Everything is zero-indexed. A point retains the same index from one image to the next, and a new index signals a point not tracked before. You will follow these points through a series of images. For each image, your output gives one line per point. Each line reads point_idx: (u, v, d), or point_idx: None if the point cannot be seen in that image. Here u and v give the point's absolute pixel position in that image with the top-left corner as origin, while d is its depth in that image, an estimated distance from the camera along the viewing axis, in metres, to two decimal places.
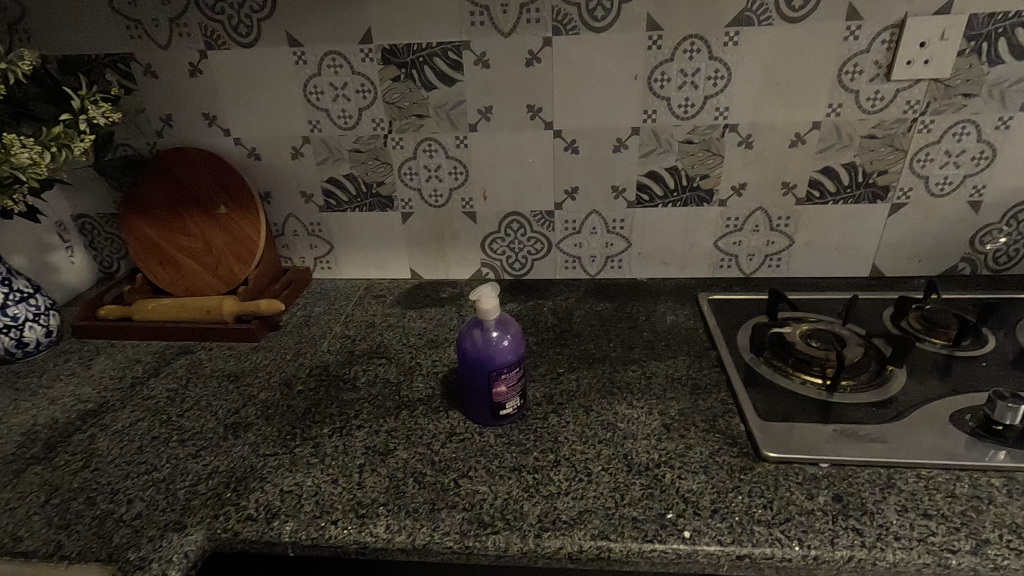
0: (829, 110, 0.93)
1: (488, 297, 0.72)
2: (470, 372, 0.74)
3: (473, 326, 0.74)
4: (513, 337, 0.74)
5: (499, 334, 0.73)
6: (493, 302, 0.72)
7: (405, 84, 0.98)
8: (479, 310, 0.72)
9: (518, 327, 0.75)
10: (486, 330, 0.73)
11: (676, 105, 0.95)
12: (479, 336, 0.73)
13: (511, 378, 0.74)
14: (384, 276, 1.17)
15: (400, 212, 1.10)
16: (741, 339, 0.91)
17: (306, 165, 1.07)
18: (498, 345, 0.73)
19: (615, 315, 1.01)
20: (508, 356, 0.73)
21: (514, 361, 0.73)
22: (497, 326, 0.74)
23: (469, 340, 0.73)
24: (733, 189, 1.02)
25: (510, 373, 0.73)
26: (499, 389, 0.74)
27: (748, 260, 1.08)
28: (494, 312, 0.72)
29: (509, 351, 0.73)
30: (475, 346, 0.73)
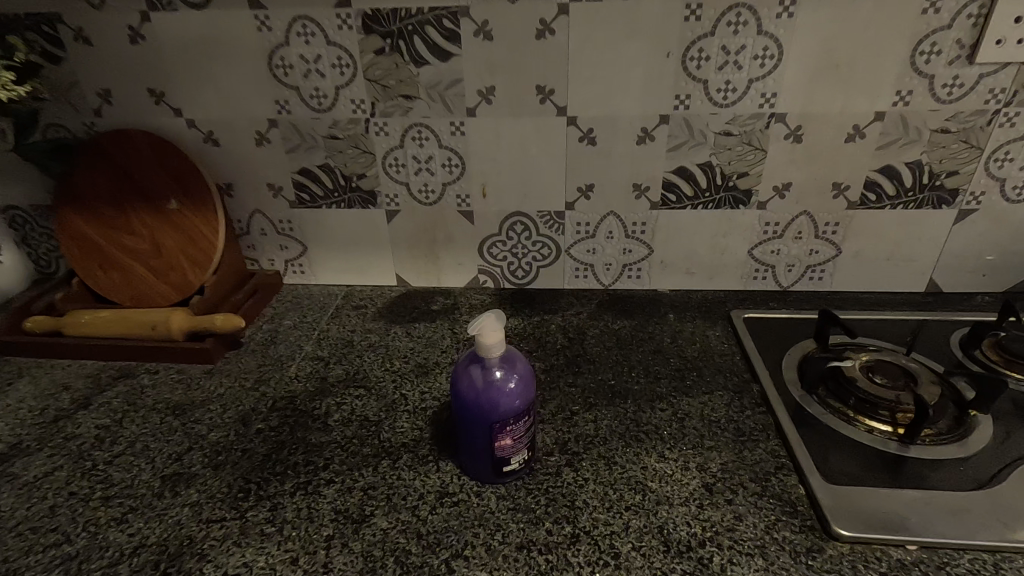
0: (897, 98, 0.78)
1: (490, 326, 0.57)
2: (467, 421, 0.59)
3: (471, 364, 0.60)
4: (522, 377, 0.60)
5: (503, 374, 0.59)
6: (496, 332, 0.57)
7: (390, 58, 0.82)
8: (479, 343, 0.57)
9: (527, 365, 0.61)
10: (487, 369, 0.59)
11: (714, 89, 0.80)
12: (479, 377, 0.59)
13: (520, 429, 0.59)
14: (366, 282, 1.02)
15: (385, 210, 0.94)
16: (786, 370, 0.77)
17: (274, 154, 0.90)
18: (502, 389, 0.58)
19: (635, 336, 0.86)
20: (515, 403, 0.58)
21: (523, 409, 0.59)
22: (501, 364, 0.59)
23: (466, 381, 0.59)
24: (775, 189, 0.87)
25: (517, 423, 0.59)
26: (503, 443, 0.59)
27: (786, 271, 0.94)
28: (498, 346, 0.57)
29: (517, 395, 0.59)
30: (474, 390, 0.58)
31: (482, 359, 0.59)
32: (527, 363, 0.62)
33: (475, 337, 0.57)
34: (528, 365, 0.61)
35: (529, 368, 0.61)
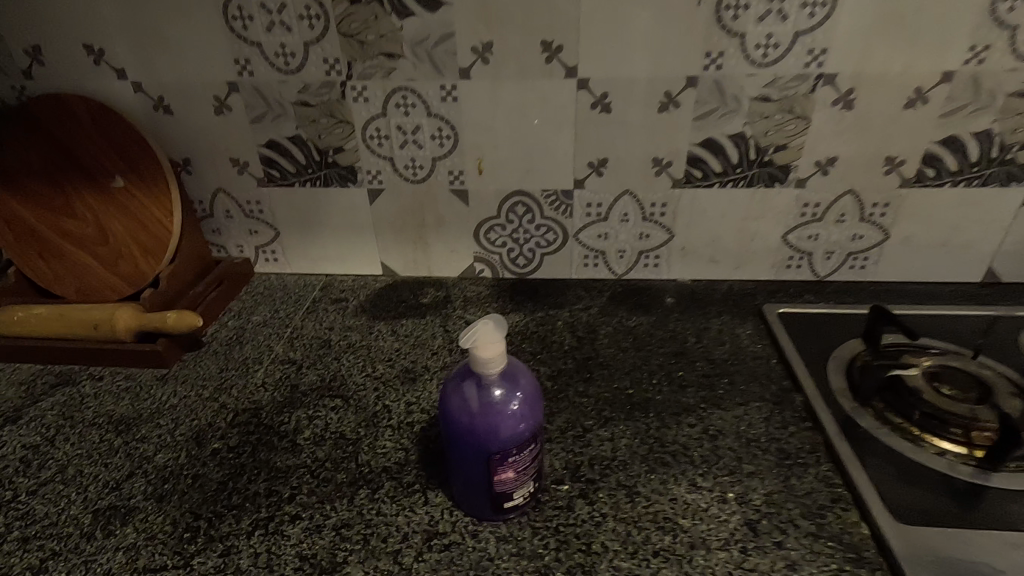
0: (969, 55, 0.66)
1: (487, 339, 0.46)
2: (459, 450, 0.49)
3: (465, 381, 0.49)
4: (527, 396, 0.49)
5: (504, 393, 0.48)
6: (495, 346, 0.46)
7: (368, 8, 0.69)
8: (474, 360, 0.47)
9: (532, 380, 0.50)
10: (484, 387, 0.48)
11: (752, 45, 0.67)
12: (473, 397, 0.48)
13: (524, 459, 0.49)
14: (347, 271, 0.90)
15: (366, 189, 0.81)
16: (833, 377, 0.66)
17: (236, 123, 0.78)
18: (503, 412, 0.47)
19: (654, 335, 0.75)
20: (519, 429, 0.48)
21: (529, 436, 0.48)
22: (502, 381, 0.49)
23: (458, 402, 0.49)
24: (818, 165, 0.75)
25: (522, 452, 0.48)
26: (504, 477, 0.48)
27: (825, 259, 0.83)
28: (497, 364, 0.46)
29: (521, 420, 0.48)
30: (468, 413, 0.48)
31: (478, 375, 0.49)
32: (533, 378, 0.51)
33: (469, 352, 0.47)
34: (534, 380, 0.51)
35: (535, 383, 0.51)
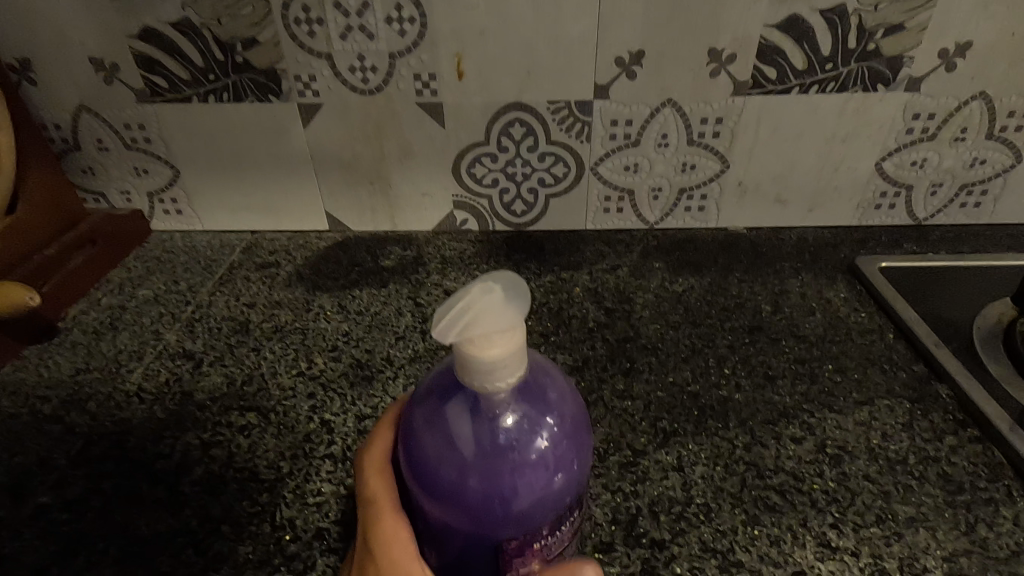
0: None
1: (490, 331, 0.26)
2: (445, 524, 0.29)
3: (450, 408, 0.29)
4: (559, 428, 0.29)
5: (521, 426, 0.28)
6: (504, 344, 0.27)
7: None
8: (462, 366, 0.27)
9: (563, 395, 0.31)
10: (486, 417, 0.28)
11: None
12: (467, 436, 0.28)
13: (556, 530, 0.30)
14: (280, 226, 0.66)
15: (297, 103, 0.57)
16: (987, 357, 0.45)
17: (91, 2, 0.52)
18: (521, 462, 0.28)
19: (712, 303, 0.53)
20: (550, 486, 0.28)
21: (564, 494, 0.29)
22: (514, 405, 0.29)
23: (440, 446, 0.28)
24: (942, 54, 0.52)
25: (553, 521, 0.29)
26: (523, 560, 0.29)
27: (929, 195, 0.61)
28: (508, 375, 0.27)
29: (553, 471, 0.28)
30: (459, 467, 0.28)
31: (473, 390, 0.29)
32: (564, 390, 0.31)
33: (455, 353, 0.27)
34: (566, 395, 0.31)
35: (568, 399, 0.31)
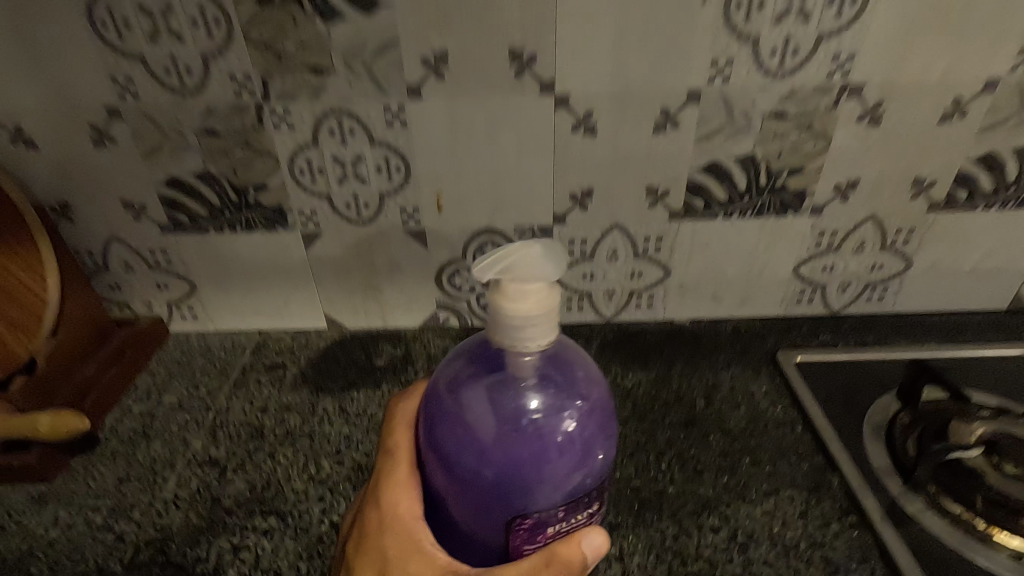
0: (1017, 60, 0.55)
1: (522, 290, 0.37)
2: (468, 498, 0.40)
3: (484, 392, 0.41)
4: (583, 415, 0.41)
5: (544, 412, 0.40)
6: (535, 307, 0.37)
7: (283, 10, 0.53)
8: (500, 325, 0.38)
9: (593, 386, 0.43)
10: (520, 399, 0.40)
11: (765, 52, 0.55)
12: (499, 414, 0.40)
13: (566, 507, 0.40)
14: (283, 326, 0.75)
15: (301, 231, 0.66)
16: (872, 450, 0.56)
17: (124, 160, 0.61)
18: (545, 438, 0.39)
19: (656, 398, 0.64)
20: (570, 463, 0.39)
21: (585, 474, 0.40)
22: (545, 389, 0.41)
23: (473, 423, 0.40)
24: (836, 189, 0.64)
25: (570, 498, 0.39)
26: (541, 537, 0.40)
27: (840, 291, 0.72)
28: (535, 331, 0.38)
29: (574, 452, 0.40)
30: (489, 438, 0.39)
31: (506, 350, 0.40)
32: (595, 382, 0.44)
33: (493, 310, 0.38)
34: (596, 387, 0.43)
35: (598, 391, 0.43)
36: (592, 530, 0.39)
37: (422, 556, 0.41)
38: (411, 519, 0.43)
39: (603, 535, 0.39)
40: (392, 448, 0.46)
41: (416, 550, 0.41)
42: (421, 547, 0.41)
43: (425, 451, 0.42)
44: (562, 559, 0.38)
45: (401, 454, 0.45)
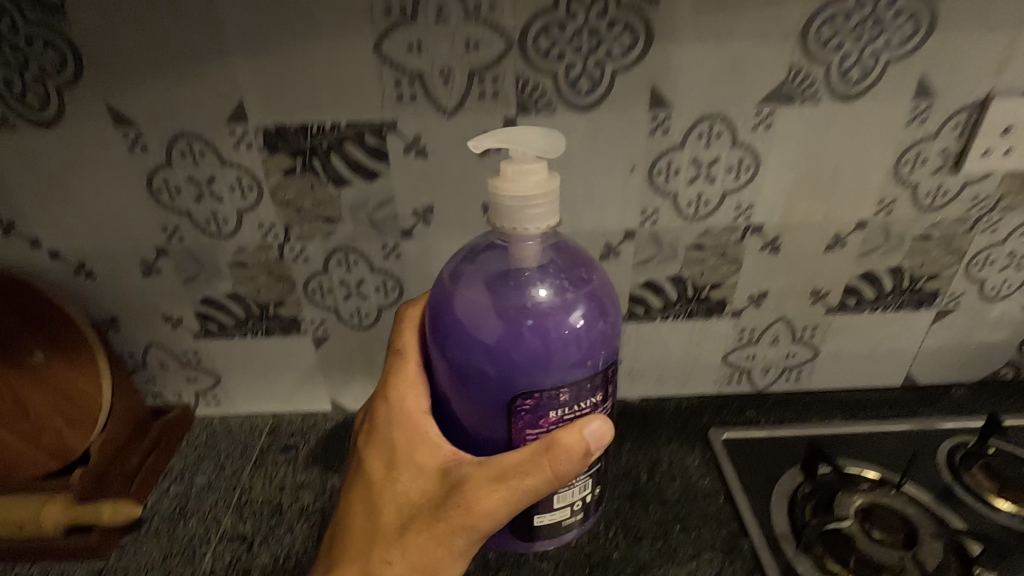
0: (879, 207, 0.71)
1: (519, 173, 0.47)
2: (476, 376, 0.50)
3: (490, 298, 0.51)
4: (581, 312, 0.51)
5: (549, 300, 0.51)
6: (533, 189, 0.47)
7: (303, 178, 0.66)
8: (502, 207, 0.48)
9: (594, 297, 0.53)
10: (523, 301, 0.51)
11: (684, 203, 0.70)
12: (503, 307, 0.50)
13: (570, 397, 0.49)
14: (292, 408, 0.87)
15: (312, 335, 0.79)
16: (777, 518, 0.69)
17: (166, 285, 0.74)
18: (547, 334, 0.49)
19: (608, 472, 0.77)
20: (570, 351, 0.49)
21: (584, 360, 0.50)
22: (544, 292, 0.51)
23: (482, 317, 0.50)
24: (750, 298, 0.78)
25: (569, 382, 0.49)
26: (543, 421, 0.50)
27: (762, 374, 0.86)
28: (534, 212, 0.47)
29: (576, 338, 0.50)
30: (496, 331, 0.49)
31: (513, 238, 0.50)
32: (596, 290, 0.53)
33: (495, 192, 0.48)
34: (597, 295, 0.53)
35: (599, 301, 0.53)
36: (595, 419, 0.48)
37: (427, 445, 0.52)
38: (418, 412, 0.55)
39: (603, 424, 0.48)
40: (401, 351, 0.59)
41: (422, 439, 0.53)
42: (428, 438, 0.53)
43: (435, 353, 0.53)
44: (561, 445, 0.46)
45: (408, 361, 0.58)
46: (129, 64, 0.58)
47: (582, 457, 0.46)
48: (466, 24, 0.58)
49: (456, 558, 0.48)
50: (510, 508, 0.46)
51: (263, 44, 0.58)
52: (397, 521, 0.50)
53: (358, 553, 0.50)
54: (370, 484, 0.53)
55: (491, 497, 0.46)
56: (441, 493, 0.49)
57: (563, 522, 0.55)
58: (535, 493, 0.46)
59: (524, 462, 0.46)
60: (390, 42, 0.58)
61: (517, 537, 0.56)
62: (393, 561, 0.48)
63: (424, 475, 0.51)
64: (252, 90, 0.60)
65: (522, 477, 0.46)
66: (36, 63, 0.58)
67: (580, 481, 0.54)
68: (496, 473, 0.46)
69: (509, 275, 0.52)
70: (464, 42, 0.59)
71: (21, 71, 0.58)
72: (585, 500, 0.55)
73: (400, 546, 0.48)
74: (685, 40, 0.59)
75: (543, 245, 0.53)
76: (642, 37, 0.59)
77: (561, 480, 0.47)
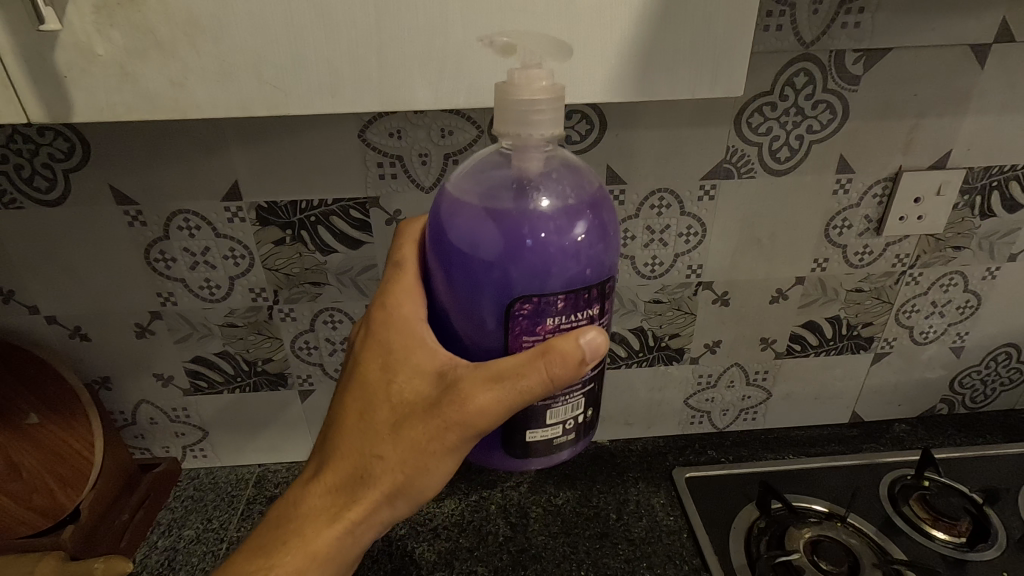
0: (814, 264, 0.79)
1: (529, 76, 0.39)
2: (466, 282, 0.42)
3: (482, 198, 0.42)
4: (585, 221, 0.42)
5: (551, 205, 0.42)
6: (542, 93, 0.40)
7: (293, 248, 0.72)
8: (509, 107, 0.40)
9: (599, 208, 0.44)
10: (523, 203, 0.41)
11: (641, 264, 0.77)
12: (499, 206, 0.41)
13: (568, 312, 0.42)
14: (277, 458, 0.89)
15: (297, 389, 0.83)
16: (735, 553, 0.74)
17: (159, 345, 0.78)
18: (547, 240, 0.40)
19: (580, 514, 0.82)
20: (572, 262, 0.41)
21: (585, 271, 0.42)
22: (548, 197, 0.42)
23: (475, 224, 0.41)
24: (706, 346, 0.85)
25: (571, 290, 0.41)
26: (539, 330, 0.41)
27: (722, 415, 0.92)
28: (541, 118, 0.40)
29: (579, 249, 0.41)
30: (491, 238, 0.41)
31: (518, 146, 0.42)
32: (602, 201, 0.44)
33: (501, 91, 0.40)
34: (602, 206, 0.44)
35: (603, 210, 0.44)
36: (592, 328, 0.41)
37: (422, 348, 0.44)
38: (413, 318, 0.45)
39: (598, 334, 0.41)
40: (400, 260, 0.50)
41: (417, 342, 0.44)
42: (423, 341, 0.44)
43: (431, 259, 0.45)
44: (558, 350, 0.39)
45: (407, 266, 0.49)
46: (135, 153, 0.65)
47: (577, 366, 0.40)
48: (441, 115, 0.65)
49: (447, 456, 0.42)
50: (505, 412, 0.40)
51: (258, 135, 0.65)
52: (389, 420, 0.42)
53: (347, 448, 0.44)
54: (359, 385, 0.44)
55: (486, 395, 0.39)
56: (436, 391, 0.41)
57: (556, 442, 0.47)
58: (533, 397, 0.40)
59: (521, 364, 0.39)
60: (373, 131, 0.65)
61: (508, 453, 0.47)
62: (384, 456, 0.42)
63: (419, 376, 0.43)
64: (247, 172, 0.67)
65: (517, 377, 0.39)
66: (46, 152, 0.65)
67: (574, 396, 0.45)
68: (490, 373, 0.40)
69: (509, 175, 0.43)
70: (440, 129, 0.66)
71: (32, 158, 0.65)
72: (580, 418, 0.47)
73: (392, 441, 0.42)
74: (635, 127, 0.67)
75: (549, 149, 0.44)
76: (597, 125, 0.67)
77: (557, 388, 0.40)
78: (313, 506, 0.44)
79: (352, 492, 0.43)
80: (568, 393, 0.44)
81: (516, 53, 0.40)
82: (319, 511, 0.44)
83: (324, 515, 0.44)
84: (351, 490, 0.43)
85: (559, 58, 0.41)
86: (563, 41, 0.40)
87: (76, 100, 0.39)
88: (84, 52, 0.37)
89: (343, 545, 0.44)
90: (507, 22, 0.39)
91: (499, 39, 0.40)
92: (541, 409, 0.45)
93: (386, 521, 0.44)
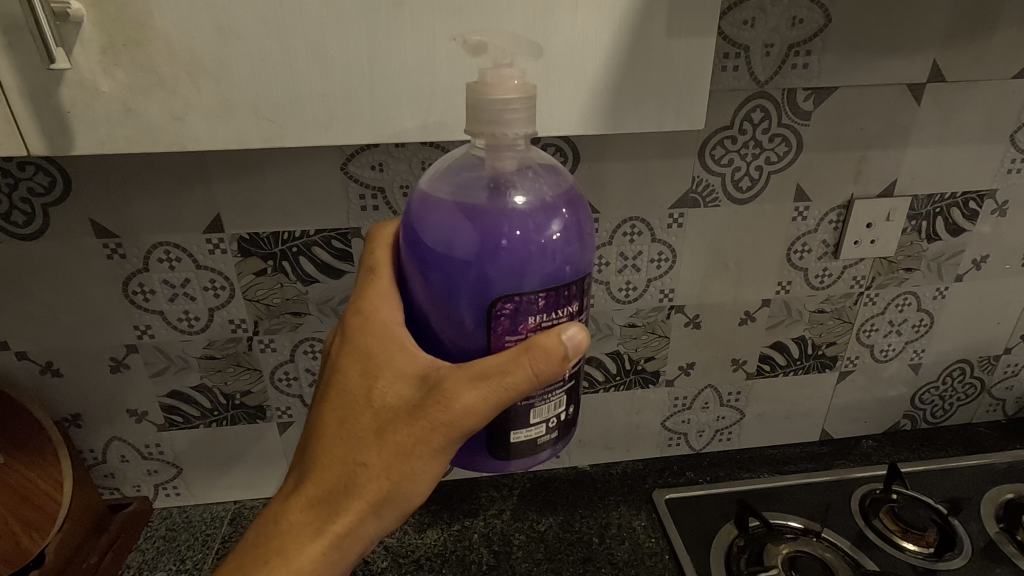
0: (779, 287, 0.83)
1: (501, 75, 0.40)
2: (446, 284, 0.44)
3: (457, 199, 0.44)
4: (562, 220, 0.44)
5: (527, 205, 0.44)
6: (515, 93, 0.40)
7: (273, 279, 0.73)
8: (482, 108, 0.41)
9: (575, 207, 0.46)
10: (498, 203, 0.43)
11: (616, 289, 0.80)
12: (475, 207, 0.43)
13: (549, 310, 0.43)
14: (254, 494, 0.87)
15: (276, 421, 0.82)
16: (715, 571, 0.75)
17: (134, 380, 0.77)
18: (525, 239, 0.42)
19: (563, 539, 0.82)
20: (549, 259, 0.43)
21: (563, 269, 0.44)
22: (524, 195, 0.44)
23: (451, 226, 0.43)
24: (681, 368, 0.88)
25: (550, 288, 0.43)
26: (521, 328, 0.43)
27: (698, 436, 0.94)
28: (514, 118, 0.41)
29: (557, 245, 0.43)
30: (469, 239, 0.42)
31: (493, 147, 0.43)
32: (576, 199, 0.47)
33: (475, 90, 0.40)
34: (577, 205, 0.46)
35: (579, 209, 0.46)
36: (573, 325, 0.42)
37: (403, 353, 0.45)
38: (392, 323, 0.47)
39: (580, 330, 0.42)
40: (375, 266, 0.51)
41: (397, 347, 0.45)
42: (403, 345, 0.45)
43: (409, 263, 0.46)
44: (541, 347, 0.41)
45: (382, 272, 0.50)
46: (117, 187, 0.66)
47: (561, 362, 0.41)
48: (421, 148, 0.68)
49: (434, 458, 0.42)
50: (490, 410, 0.41)
51: (242, 169, 0.66)
52: (373, 425, 0.43)
53: (332, 458, 0.44)
54: (340, 394, 0.45)
55: (470, 394, 0.41)
56: (420, 393, 0.42)
57: (540, 442, 0.48)
58: (518, 393, 0.41)
59: (505, 362, 0.41)
60: (356, 164, 0.68)
61: (492, 457, 0.48)
62: (369, 463, 0.43)
63: (402, 380, 0.44)
64: (230, 205, 0.68)
65: (501, 375, 0.40)
66: (27, 186, 0.65)
67: (556, 395, 0.47)
68: (474, 372, 0.41)
69: (483, 177, 0.45)
70: (420, 162, 0.69)
71: (11, 192, 0.65)
72: (562, 418, 0.48)
73: (377, 447, 0.43)
74: (607, 159, 0.71)
75: (522, 150, 0.46)
76: (571, 157, 0.71)
77: (541, 384, 0.42)
78: (296, 521, 0.44)
79: (338, 503, 0.43)
80: (549, 392, 0.46)
81: (487, 53, 0.41)
82: (302, 526, 0.44)
83: (307, 529, 0.44)
84: (335, 501, 0.43)
85: (531, 57, 0.43)
86: (534, 58, 0.43)
87: (76, 134, 0.40)
88: (87, 89, 0.39)
89: (329, 561, 0.43)
90: (480, 23, 0.41)
91: (471, 37, 0.41)
92: (524, 410, 0.46)
93: (374, 532, 0.44)
